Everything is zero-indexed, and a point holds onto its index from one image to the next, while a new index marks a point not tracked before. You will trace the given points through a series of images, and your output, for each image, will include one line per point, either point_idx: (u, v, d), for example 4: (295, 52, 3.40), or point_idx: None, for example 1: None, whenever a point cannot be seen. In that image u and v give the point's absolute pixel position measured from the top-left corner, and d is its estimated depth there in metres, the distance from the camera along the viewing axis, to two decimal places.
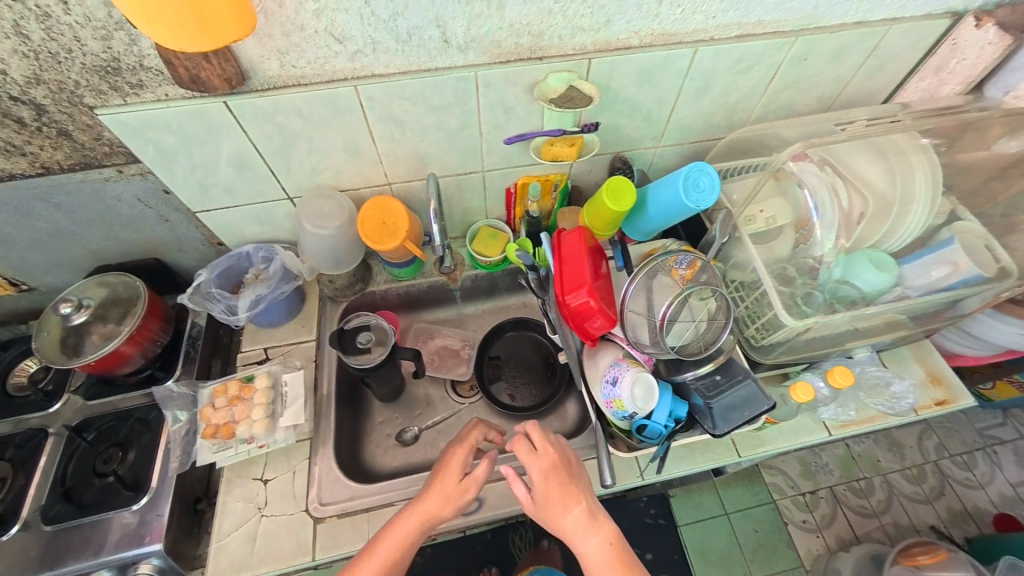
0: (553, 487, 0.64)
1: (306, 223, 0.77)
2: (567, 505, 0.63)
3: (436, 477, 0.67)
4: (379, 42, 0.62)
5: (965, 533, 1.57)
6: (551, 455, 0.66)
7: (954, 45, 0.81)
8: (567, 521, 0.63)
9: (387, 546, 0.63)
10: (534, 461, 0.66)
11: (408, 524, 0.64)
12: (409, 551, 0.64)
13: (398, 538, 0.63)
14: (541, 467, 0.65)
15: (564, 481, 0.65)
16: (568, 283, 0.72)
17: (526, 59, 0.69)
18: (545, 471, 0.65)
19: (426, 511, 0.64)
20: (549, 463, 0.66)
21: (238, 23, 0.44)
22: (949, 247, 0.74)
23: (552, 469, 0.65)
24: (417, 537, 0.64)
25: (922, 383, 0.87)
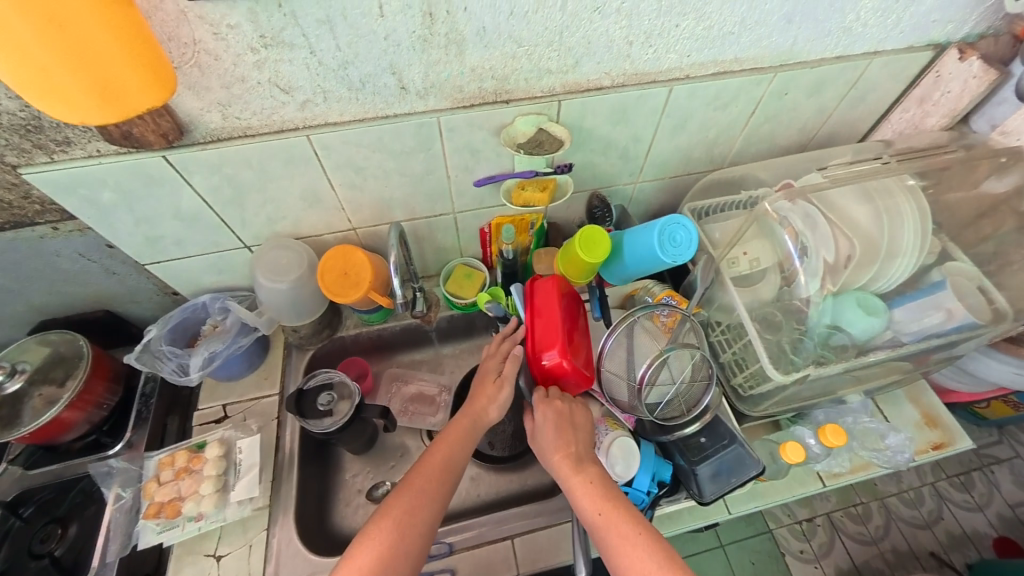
0: (548, 426, 0.63)
1: (261, 276, 0.74)
2: (557, 444, 0.62)
3: (477, 382, 0.74)
4: (330, 90, 0.58)
5: (964, 558, 1.53)
6: (553, 398, 0.65)
7: (938, 77, 0.77)
8: (555, 459, 0.61)
9: (444, 450, 0.66)
10: (538, 403, 0.65)
11: (459, 429, 0.68)
12: (460, 461, 0.66)
13: (449, 442, 0.67)
14: (540, 409, 0.65)
15: (559, 423, 0.63)
16: (542, 341, 0.67)
17: (491, 103, 0.65)
18: (546, 411, 0.64)
19: (474, 411, 0.70)
20: (552, 407, 0.65)
21: (152, 90, 0.44)
22: (941, 291, 0.70)
23: (550, 407, 0.64)
24: (470, 439, 0.69)
25: (918, 425, 0.83)
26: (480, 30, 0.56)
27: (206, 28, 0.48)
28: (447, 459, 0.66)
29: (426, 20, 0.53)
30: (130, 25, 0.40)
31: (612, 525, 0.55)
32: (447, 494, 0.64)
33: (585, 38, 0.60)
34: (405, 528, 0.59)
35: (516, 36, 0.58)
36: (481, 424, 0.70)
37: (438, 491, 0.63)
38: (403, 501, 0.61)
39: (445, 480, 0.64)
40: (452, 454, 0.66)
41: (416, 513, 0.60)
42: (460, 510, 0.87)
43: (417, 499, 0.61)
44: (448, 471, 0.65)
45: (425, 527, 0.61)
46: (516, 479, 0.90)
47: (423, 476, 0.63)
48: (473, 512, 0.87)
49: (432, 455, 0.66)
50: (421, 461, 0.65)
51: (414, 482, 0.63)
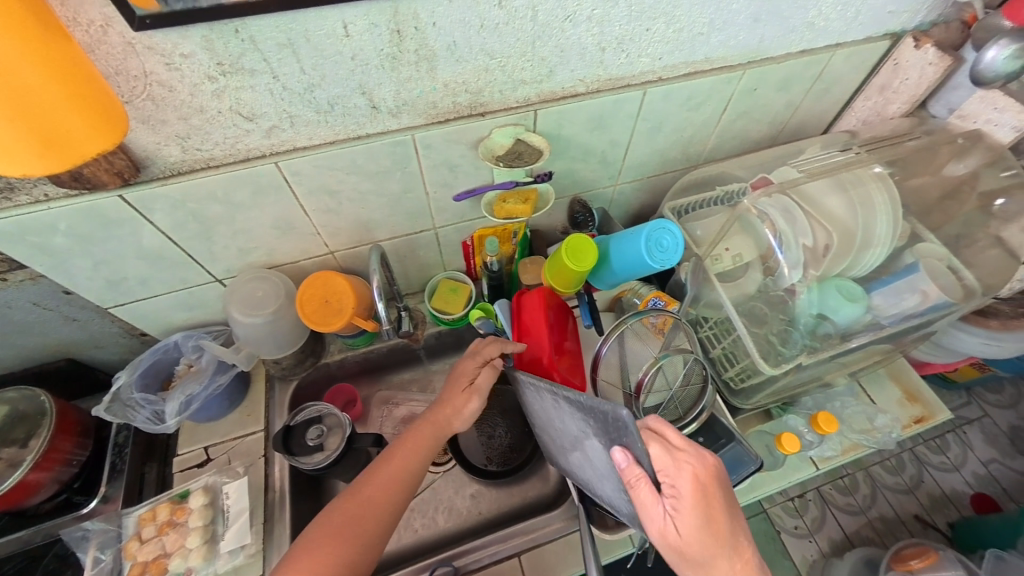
0: (704, 504, 0.48)
1: (235, 311, 0.70)
2: (712, 522, 0.49)
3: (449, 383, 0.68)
4: (297, 115, 0.55)
5: (946, 518, 1.60)
6: (700, 457, 0.50)
7: (896, 65, 0.80)
8: (712, 545, 0.48)
9: (402, 459, 0.63)
10: (682, 469, 0.49)
11: (419, 436, 0.64)
12: (413, 474, 0.63)
13: (406, 451, 0.63)
14: (692, 475, 0.49)
15: (716, 496, 0.49)
16: (531, 351, 0.67)
17: (466, 117, 0.64)
18: (697, 477, 0.49)
19: (438, 417, 0.66)
20: (700, 468, 0.50)
21: (99, 135, 0.41)
22: (915, 274, 0.72)
23: (699, 474, 0.49)
24: (432, 449, 0.65)
25: (899, 401, 0.85)
26: (451, 45, 0.54)
27: (157, 59, 0.45)
28: (403, 470, 0.62)
29: (394, 37, 0.51)
30: (73, 69, 0.37)
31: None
32: (400, 502, 0.61)
33: (557, 48, 0.59)
34: (346, 542, 0.57)
35: (488, 49, 0.56)
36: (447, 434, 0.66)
37: (388, 501, 0.60)
38: (351, 516, 0.58)
39: (399, 490, 0.62)
40: (410, 464, 0.63)
41: (362, 521, 0.58)
42: (462, 531, 0.86)
43: (366, 508, 0.59)
44: (402, 482, 0.62)
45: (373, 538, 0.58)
46: (516, 492, 0.89)
47: (379, 485, 0.61)
48: (475, 532, 0.86)
49: (388, 464, 0.63)
50: (376, 470, 0.62)
51: (367, 492, 0.60)
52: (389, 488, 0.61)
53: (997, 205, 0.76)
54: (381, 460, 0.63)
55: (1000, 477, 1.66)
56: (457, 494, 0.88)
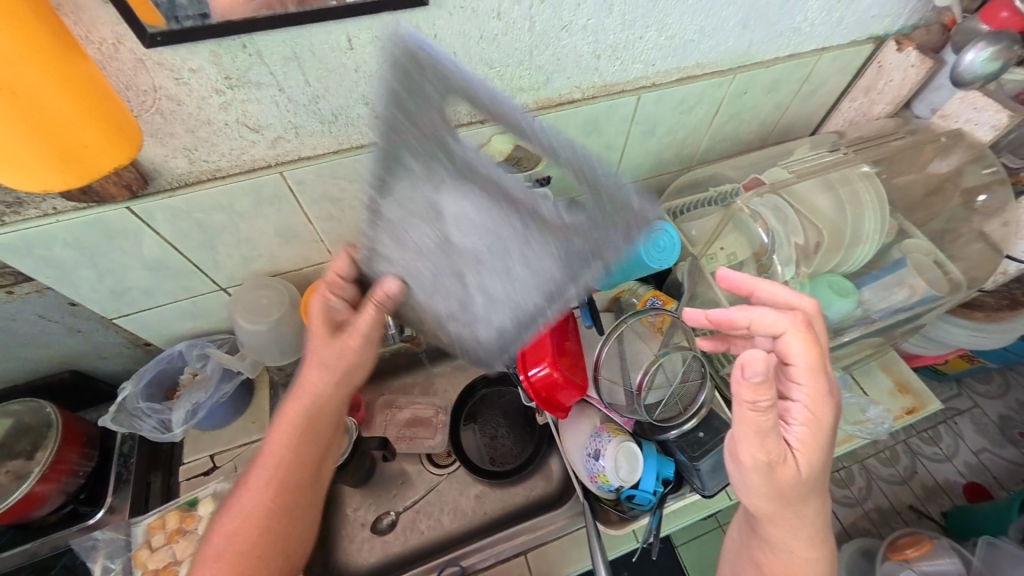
0: (816, 436, 0.50)
1: (240, 318, 0.71)
2: (820, 438, 0.50)
3: (322, 329, 0.70)
4: (301, 126, 0.56)
5: (939, 507, 1.63)
6: (831, 398, 0.50)
7: (880, 67, 0.82)
8: (813, 455, 0.50)
9: (309, 465, 0.70)
10: (815, 397, 0.49)
11: (280, 439, 0.68)
12: (299, 475, 0.69)
13: (277, 444, 0.68)
14: (818, 407, 0.50)
15: (824, 436, 0.51)
16: (531, 351, 0.68)
17: (466, 125, 0.65)
18: (821, 392, 0.49)
19: (292, 414, 0.69)
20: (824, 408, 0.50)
21: (112, 149, 0.42)
22: (902, 269, 0.75)
23: (827, 388, 0.50)
24: (327, 453, 0.73)
25: (891, 393, 0.87)
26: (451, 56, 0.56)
27: (166, 74, 0.46)
28: (308, 482, 0.70)
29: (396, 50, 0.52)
30: (88, 85, 0.38)
31: (813, 535, 0.54)
32: (311, 509, 0.70)
33: (554, 56, 0.61)
34: (255, 572, 0.63)
35: (486, 59, 0.59)
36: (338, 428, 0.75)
37: (302, 514, 0.69)
38: (269, 540, 0.66)
39: (312, 499, 0.70)
40: (311, 473, 0.70)
41: (280, 542, 0.67)
42: (467, 531, 0.87)
43: (277, 531, 0.66)
44: (279, 487, 0.67)
45: (283, 551, 0.67)
46: (520, 491, 0.91)
47: (286, 511, 0.67)
48: (481, 532, 0.87)
49: (295, 483, 0.68)
50: (281, 491, 0.67)
51: (279, 518, 0.66)
52: (274, 488, 0.67)
53: (979, 200, 0.79)
54: (278, 484, 0.67)
55: (990, 466, 1.70)
56: (461, 495, 0.89)
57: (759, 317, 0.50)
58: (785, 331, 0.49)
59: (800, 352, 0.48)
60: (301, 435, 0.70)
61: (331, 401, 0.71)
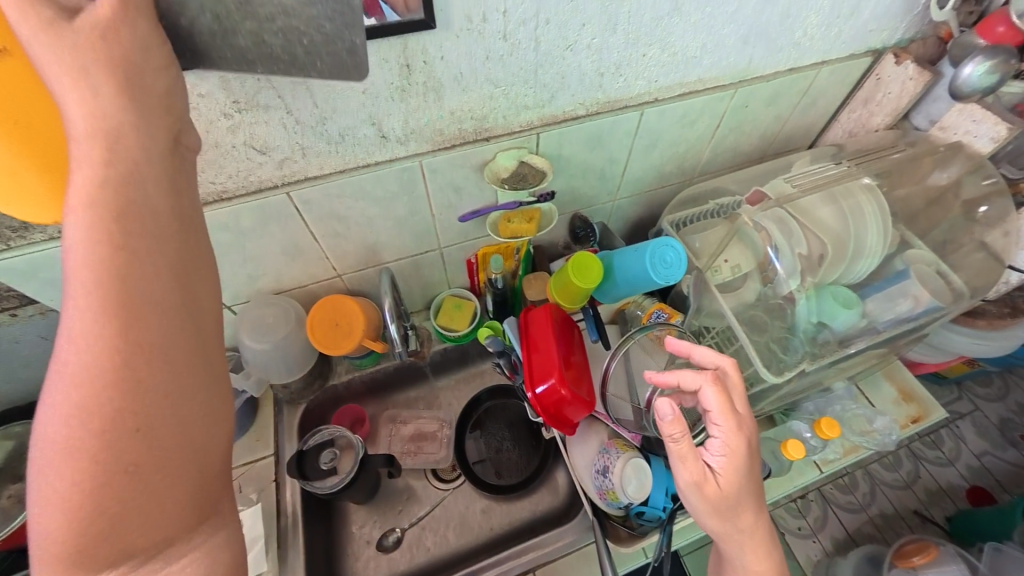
0: (740, 464, 0.50)
1: (245, 337, 0.71)
2: (746, 481, 0.51)
3: (45, 71, 0.28)
4: (308, 146, 0.56)
5: (943, 512, 1.63)
6: (747, 427, 0.51)
7: (878, 79, 0.83)
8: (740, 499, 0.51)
9: (163, 340, 0.31)
10: (728, 429, 0.50)
11: (75, 290, 0.29)
12: (152, 281, 0.31)
13: (82, 311, 0.29)
14: (735, 436, 0.50)
15: (748, 462, 0.51)
16: (537, 365, 0.68)
17: (471, 142, 0.65)
18: (742, 439, 0.50)
19: (71, 223, 0.29)
20: (743, 437, 0.51)
21: None
22: (904, 279, 0.75)
23: (745, 434, 0.51)
24: (192, 261, 0.33)
25: (895, 401, 0.87)
26: (457, 76, 0.56)
27: None
28: (178, 351, 0.32)
29: (403, 71, 0.53)
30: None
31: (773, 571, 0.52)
32: (227, 398, 0.35)
33: (558, 74, 0.62)
34: (166, 478, 0.32)
35: (492, 78, 0.58)
36: (199, 224, 0.35)
37: (200, 418, 0.33)
38: (148, 486, 0.31)
39: (213, 373, 0.34)
40: (159, 289, 0.31)
41: (175, 481, 0.32)
42: (474, 546, 0.86)
43: (165, 464, 0.31)
44: (142, 332, 0.30)
45: (226, 482, 0.36)
46: (527, 505, 0.90)
47: (157, 407, 0.31)
48: (488, 547, 0.86)
49: (131, 338, 0.30)
50: (112, 375, 0.29)
51: (133, 448, 0.30)
52: (119, 364, 0.29)
53: (980, 211, 0.80)
54: (117, 347, 0.29)
55: (993, 470, 1.70)
56: (468, 510, 0.89)
57: (681, 375, 0.53)
58: (701, 385, 0.52)
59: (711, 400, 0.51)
60: (115, 271, 0.30)
61: (151, 77, 0.31)
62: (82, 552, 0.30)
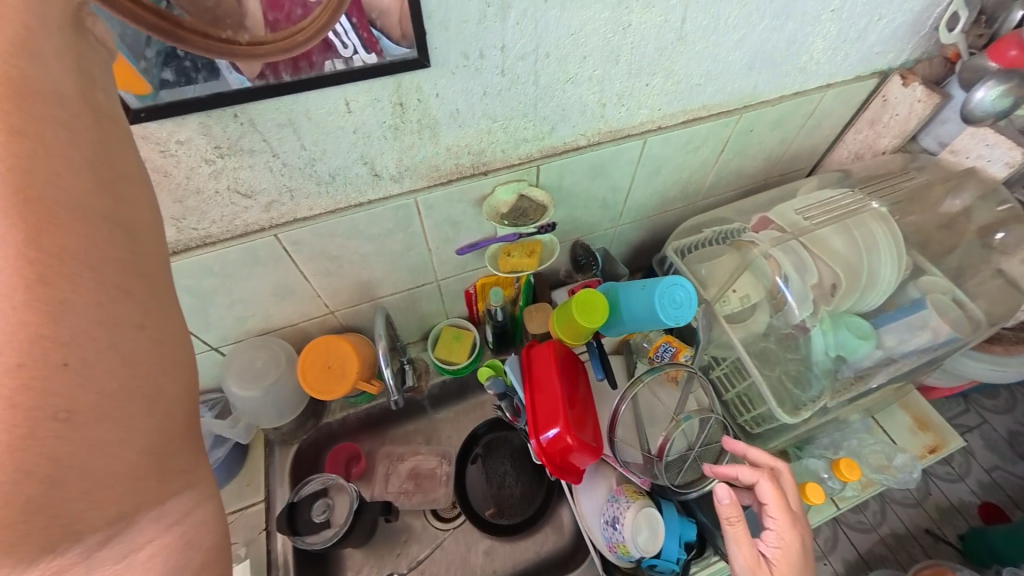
0: (797, 560, 0.52)
1: (232, 384, 0.68)
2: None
3: None
4: (297, 188, 0.53)
5: (956, 530, 1.59)
6: (801, 526, 0.55)
7: (885, 100, 0.81)
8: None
9: (86, 246, 0.26)
10: (782, 524, 0.54)
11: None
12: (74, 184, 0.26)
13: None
14: (790, 533, 0.53)
15: (804, 561, 0.52)
16: (544, 409, 0.64)
17: (469, 176, 0.63)
18: (798, 533, 0.54)
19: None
20: (798, 535, 0.53)
21: None
22: (922, 310, 0.73)
23: (800, 529, 0.54)
24: (117, 170, 0.29)
25: (910, 430, 0.84)
26: (454, 112, 0.53)
27: (152, 149, 0.43)
28: (110, 272, 0.27)
29: (397, 110, 0.50)
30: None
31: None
32: (179, 335, 0.31)
33: (559, 106, 0.59)
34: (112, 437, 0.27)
35: (490, 113, 0.56)
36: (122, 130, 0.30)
37: (149, 359, 0.29)
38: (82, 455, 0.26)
39: (157, 306, 0.30)
40: (79, 192, 0.26)
41: (127, 433, 0.28)
42: None
43: (105, 410, 0.27)
44: (60, 235, 0.25)
45: (194, 442, 0.32)
46: (531, 546, 0.86)
47: (88, 338, 0.26)
48: None
49: (44, 248, 0.25)
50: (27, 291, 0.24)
51: (65, 387, 0.25)
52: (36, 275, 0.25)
53: (996, 238, 0.77)
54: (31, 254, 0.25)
55: (1004, 485, 1.67)
56: (470, 552, 0.85)
57: (737, 467, 0.58)
58: (757, 478, 0.57)
59: (767, 492, 0.55)
60: (16, 167, 0.24)
61: None
62: (13, 533, 0.24)
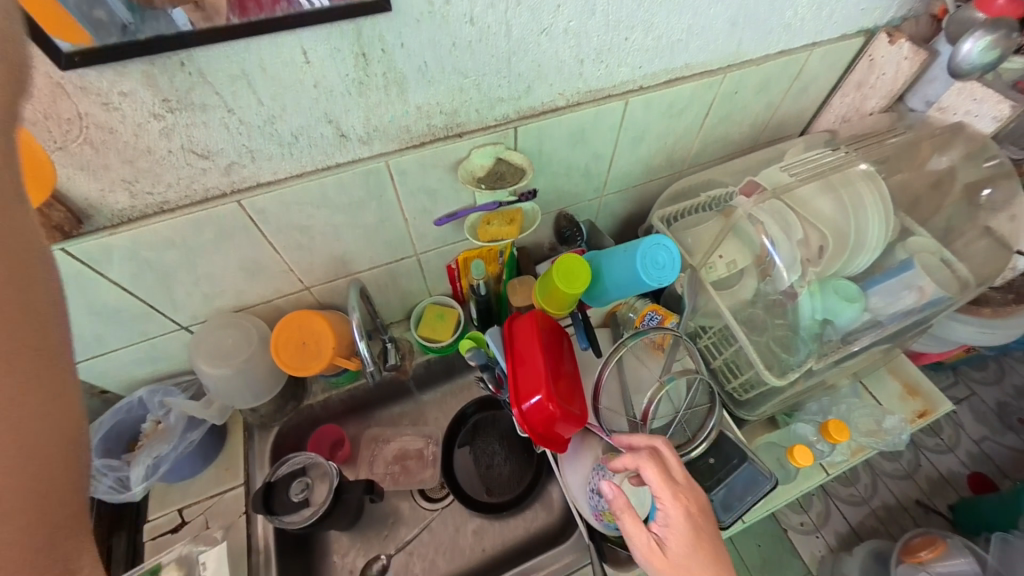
0: (695, 538, 0.48)
1: (201, 362, 0.65)
2: (712, 554, 0.48)
3: None
4: (258, 149, 0.51)
5: (946, 501, 1.60)
6: (693, 499, 0.51)
7: (871, 61, 0.79)
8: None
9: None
10: (672, 504, 0.50)
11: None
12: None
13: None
14: (683, 512, 0.49)
15: (705, 537, 0.49)
16: (525, 379, 0.63)
17: (443, 139, 0.60)
18: (688, 508, 0.50)
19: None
20: (690, 509, 0.50)
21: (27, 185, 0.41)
22: (910, 270, 0.72)
23: (691, 500, 0.51)
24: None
25: (899, 396, 0.83)
26: (421, 67, 0.51)
27: (92, 100, 0.41)
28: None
29: (359, 61, 0.47)
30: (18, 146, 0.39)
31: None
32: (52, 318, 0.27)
33: (534, 62, 0.56)
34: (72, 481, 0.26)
35: (461, 68, 0.53)
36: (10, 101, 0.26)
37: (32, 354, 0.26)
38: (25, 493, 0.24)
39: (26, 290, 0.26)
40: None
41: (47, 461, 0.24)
42: (466, 571, 0.80)
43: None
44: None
45: None
46: (520, 524, 0.85)
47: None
48: (481, 571, 0.80)
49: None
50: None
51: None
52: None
53: (983, 195, 0.76)
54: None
55: (992, 455, 1.68)
56: (458, 532, 0.83)
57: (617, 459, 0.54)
58: (637, 466, 0.52)
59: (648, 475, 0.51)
60: None
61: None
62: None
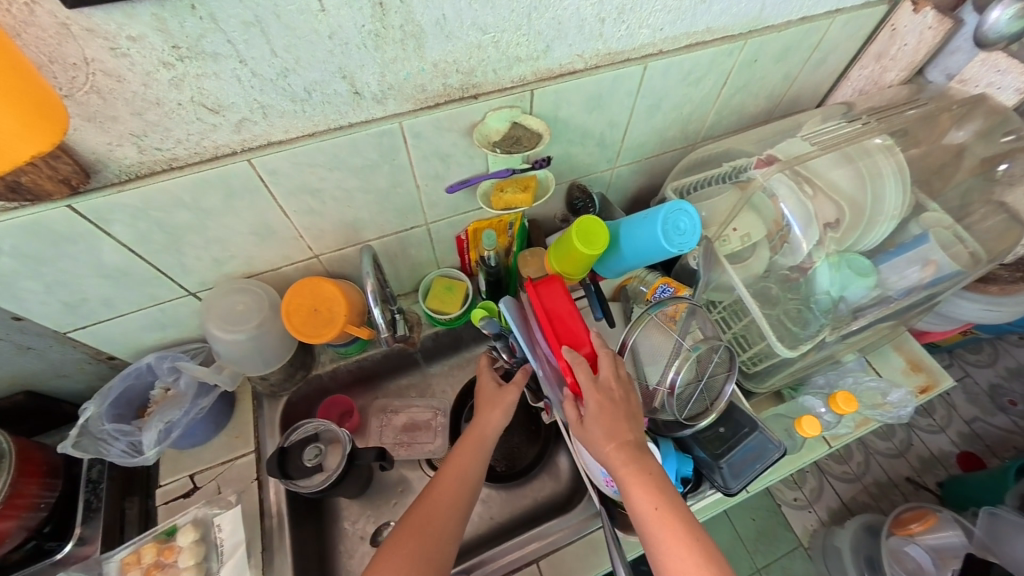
0: (600, 413, 0.56)
1: (214, 327, 0.65)
2: (609, 432, 0.56)
3: None
4: (270, 105, 0.49)
5: (936, 478, 1.64)
6: (608, 385, 0.58)
7: (893, 31, 0.77)
8: (609, 449, 0.55)
9: None
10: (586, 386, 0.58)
11: None
12: None
13: None
14: (593, 393, 0.57)
15: (611, 414, 0.56)
16: (568, 337, 0.62)
17: (458, 100, 0.58)
18: (600, 392, 0.57)
19: None
20: (601, 392, 0.57)
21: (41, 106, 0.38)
22: (925, 244, 0.72)
23: (606, 392, 0.58)
24: None
25: (903, 371, 0.84)
26: (440, 20, 0.49)
27: (99, 43, 0.39)
28: None
29: (376, 11, 0.45)
30: (1, 48, 0.33)
31: (667, 523, 0.51)
32: None
33: (554, 20, 0.54)
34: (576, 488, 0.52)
35: (480, 23, 0.51)
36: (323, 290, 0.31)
37: None
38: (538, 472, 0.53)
39: None
40: None
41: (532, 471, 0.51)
42: (475, 538, 0.81)
43: None
44: None
45: None
46: (527, 493, 0.86)
47: None
48: (489, 538, 0.82)
49: None
50: None
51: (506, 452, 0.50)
52: None
53: (999, 169, 0.75)
54: None
55: (982, 435, 1.72)
56: None
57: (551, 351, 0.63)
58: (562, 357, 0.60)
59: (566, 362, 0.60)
60: None
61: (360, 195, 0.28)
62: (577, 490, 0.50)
